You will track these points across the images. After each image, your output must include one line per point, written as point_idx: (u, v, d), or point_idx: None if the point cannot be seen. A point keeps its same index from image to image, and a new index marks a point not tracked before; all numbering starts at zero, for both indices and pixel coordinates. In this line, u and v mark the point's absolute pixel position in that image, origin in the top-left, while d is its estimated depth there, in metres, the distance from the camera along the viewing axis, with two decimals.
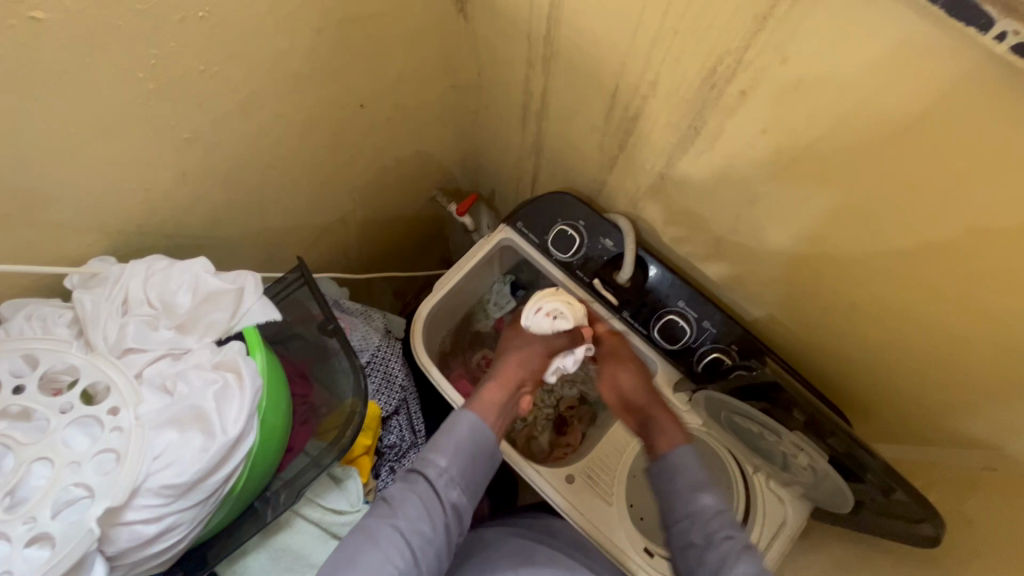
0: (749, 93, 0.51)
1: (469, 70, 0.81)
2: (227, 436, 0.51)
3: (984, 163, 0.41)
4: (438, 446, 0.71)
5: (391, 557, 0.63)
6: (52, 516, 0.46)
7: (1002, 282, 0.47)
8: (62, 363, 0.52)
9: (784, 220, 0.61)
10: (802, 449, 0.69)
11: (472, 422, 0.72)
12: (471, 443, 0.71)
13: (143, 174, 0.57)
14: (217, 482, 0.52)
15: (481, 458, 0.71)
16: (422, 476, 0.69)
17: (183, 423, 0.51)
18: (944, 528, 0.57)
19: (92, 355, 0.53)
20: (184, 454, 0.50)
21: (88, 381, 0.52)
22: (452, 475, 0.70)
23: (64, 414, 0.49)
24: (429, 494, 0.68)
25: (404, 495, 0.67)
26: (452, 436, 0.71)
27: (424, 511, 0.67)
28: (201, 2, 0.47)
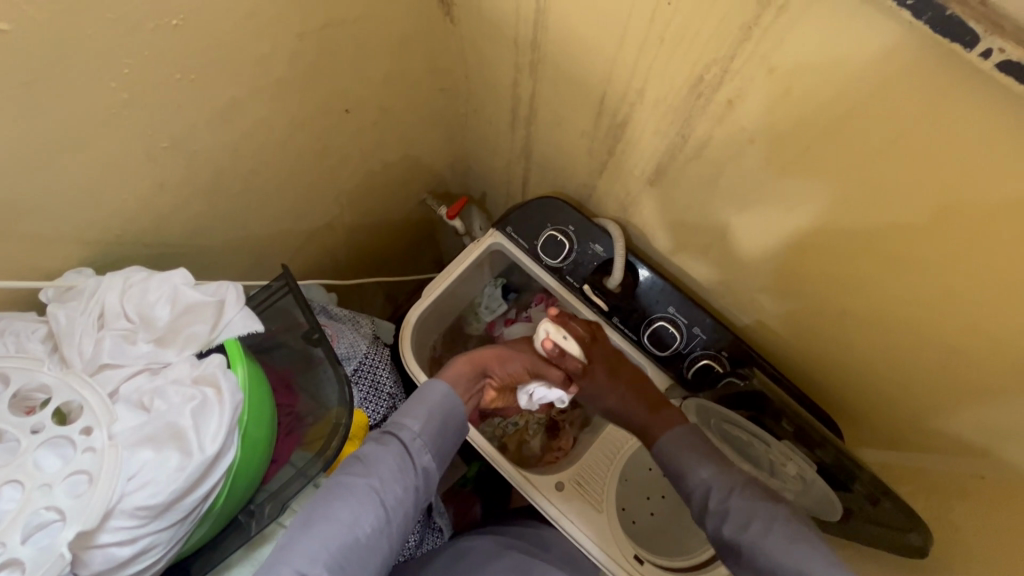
0: (736, 102, 0.50)
1: (457, 73, 0.80)
2: (205, 454, 0.51)
3: (969, 177, 0.40)
4: (411, 411, 0.69)
5: (361, 516, 0.61)
6: (22, 541, 0.45)
7: (988, 294, 0.47)
8: (35, 382, 0.51)
9: (773, 229, 0.61)
10: (791, 459, 0.70)
11: (445, 388, 0.71)
12: (444, 408, 0.70)
13: (119, 184, 0.56)
14: (196, 500, 0.52)
15: (453, 419, 0.71)
16: (395, 438, 0.67)
17: (160, 441, 0.51)
18: (931, 537, 0.56)
19: (66, 373, 0.51)
20: (160, 474, 0.50)
21: (61, 400, 0.50)
22: (426, 437, 0.69)
23: (37, 435, 0.48)
24: (403, 456, 0.66)
25: (378, 455, 0.65)
26: (424, 400, 0.70)
27: (398, 472, 0.65)
28: (175, 10, 0.46)
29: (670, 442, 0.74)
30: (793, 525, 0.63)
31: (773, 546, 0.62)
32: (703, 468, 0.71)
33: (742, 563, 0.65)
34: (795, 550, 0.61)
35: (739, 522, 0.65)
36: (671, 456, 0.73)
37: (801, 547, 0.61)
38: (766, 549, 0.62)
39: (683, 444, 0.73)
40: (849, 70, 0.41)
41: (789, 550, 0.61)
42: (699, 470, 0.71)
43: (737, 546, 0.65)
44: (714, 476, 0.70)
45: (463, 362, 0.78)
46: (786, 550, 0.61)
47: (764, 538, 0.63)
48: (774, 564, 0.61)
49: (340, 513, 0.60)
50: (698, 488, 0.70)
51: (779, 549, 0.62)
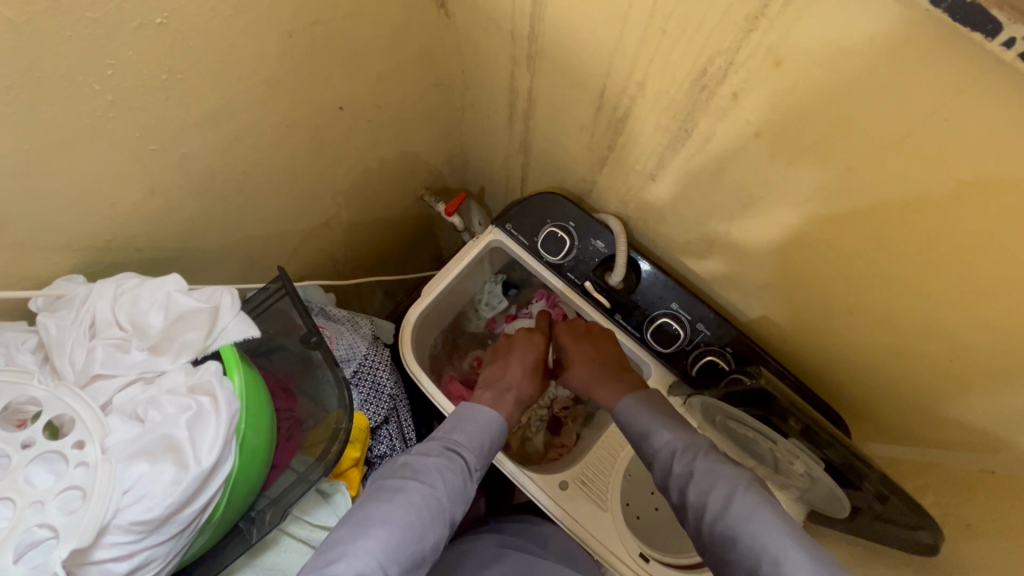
0: (741, 95, 0.49)
1: (453, 67, 0.78)
2: (201, 466, 0.50)
3: (985, 171, 0.39)
4: (469, 430, 0.73)
5: (428, 525, 0.62)
6: (15, 560, 0.44)
7: (1005, 289, 0.45)
8: (23, 396, 0.50)
9: (778, 223, 0.59)
10: (797, 457, 0.67)
11: (498, 417, 0.77)
12: (497, 439, 0.76)
13: (108, 189, 0.54)
14: (193, 513, 0.51)
15: (498, 448, 0.76)
16: (459, 456, 0.70)
17: (155, 453, 0.50)
18: (942, 536, 0.55)
19: (56, 386, 0.50)
20: (155, 487, 0.49)
21: (51, 414, 0.49)
22: (482, 461, 0.72)
23: (27, 450, 0.47)
24: (465, 476, 0.69)
25: (446, 471, 0.68)
26: (483, 423, 0.74)
27: (458, 492, 0.68)
28: (159, 8, 0.44)
29: (630, 405, 0.76)
30: (751, 493, 0.62)
31: (736, 514, 0.61)
32: (668, 431, 0.71)
33: (701, 530, 0.64)
34: (758, 516, 0.60)
35: (702, 485, 0.65)
36: (632, 417, 0.75)
37: (763, 515, 0.60)
38: (727, 514, 0.61)
39: (647, 407, 0.75)
40: (859, 62, 0.39)
41: (751, 516, 0.60)
42: (661, 435, 0.71)
43: (698, 509, 0.64)
44: (679, 439, 0.70)
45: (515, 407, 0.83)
46: (747, 517, 0.60)
47: (726, 504, 0.62)
48: (736, 531, 0.60)
49: (414, 518, 0.61)
50: (662, 449, 0.70)
51: (742, 516, 0.60)
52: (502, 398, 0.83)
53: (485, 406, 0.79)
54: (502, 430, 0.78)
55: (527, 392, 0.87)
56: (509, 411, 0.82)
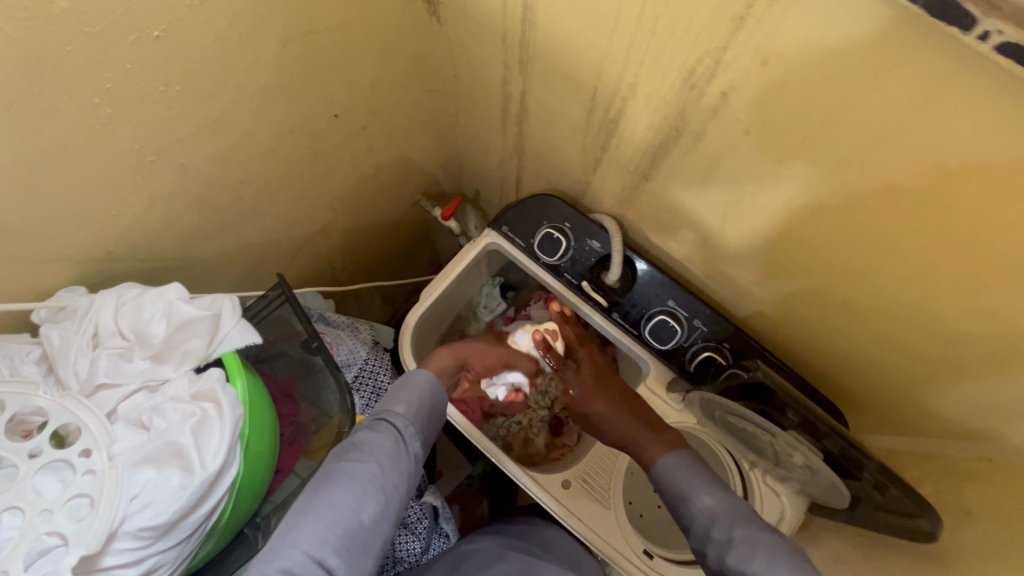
0: (730, 94, 0.50)
1: (445, 73, 0.79)
2: (207, 471, 0.50)
3: (968, 161, 0.40)
4: (396, 396, 0.69)
5: (363, 497, 0.59)
6: (25, 568, 0.44)
7: (995, 277, 0.46)
8: (30, 406, 0.50)
9: (769, 220, 0.61)
10: (797, 449, 0.68)
11: (428, 375, 0.72)
12: (429, 395, 0.71)
13: (109, 200, 0.55)
14: (200, 518, 0.51)
15: (437, 404, 0.72)
16: (388, 423, 0.67)
17: (161, 459, 0.50)
18: (940, 523, 0.56)
19: (62, 396, 0.50)
20: (162, 494, 0.49)
21: (57, 423, 0.49)
22: (415, 422, 0.68)
23: (34, 459, 0.47)
24: (397, 439, 0.65)
25: (373, 438, 0.64)
26: (409, 385, 0.70)
27: (394, 455, 0.64)
28: (156, 22, 0.45)
29: (681, 459, 0.70)
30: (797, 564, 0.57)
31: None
32: (709, 494, 0.66)
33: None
34: None
35: (742, 551, 0.60)
36: (674, 474, 0.69)
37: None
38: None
39: (685, 466, 0.70)
40: (842, 59, 0.40)
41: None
42: (704, 499, 0.65)
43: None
44: (720, 503, 0.65)
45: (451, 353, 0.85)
46: None
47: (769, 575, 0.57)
48: None
49: (343, 497, 0.58)
50: (701, 513, 0.65)
51: None
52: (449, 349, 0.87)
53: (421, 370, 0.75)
54: (439, 388, 0.74)
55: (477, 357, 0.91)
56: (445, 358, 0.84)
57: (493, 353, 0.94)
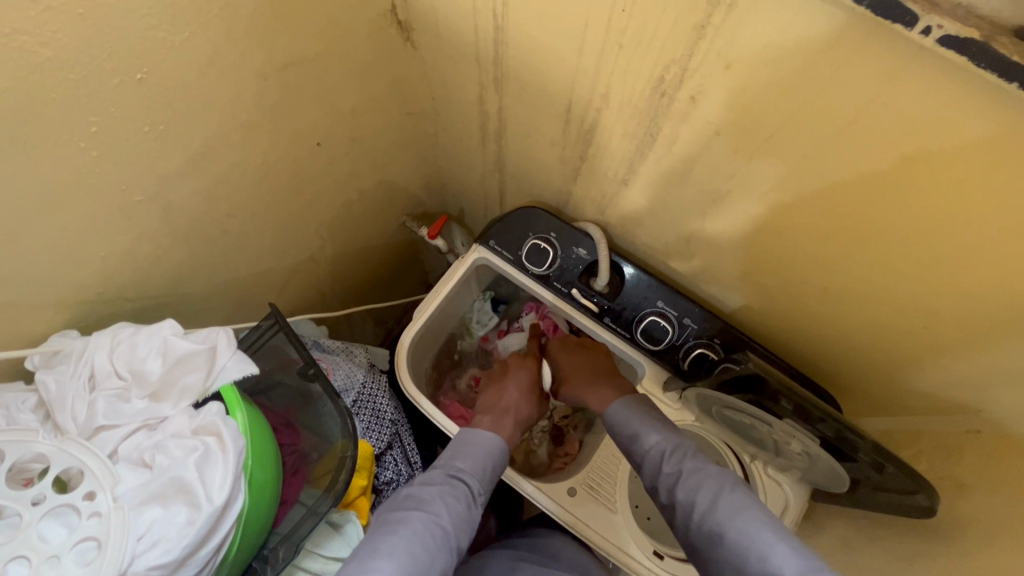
0: (699, 98, 0.52)
1: (422, 95, 0.81)
2: (213, 504, 0.50)
3: (925, 145, 0.42)
4: (470, 454, 0.73)
5: (435, 555, 0.61)
6: None
7: (965, 251, 0.48)
8: (30, 453, 0.49)
9: (748, 216, 0.62)
10: (795, 436, 0.68)
11: (496, 437, 0.77)
12: (497, 460, 0.76)
13: (97, 241, 0.55)
14: (209, 553, 0.51)
15: (496, 466, 0.75)
16: (461, 482, 0.70)
17: (166, 496, 0.50)
18: (938, 498, 0.57)
19: (63, 440, 0.50)
20: (169, 531, 0.48)
21: (59, 468, 0.49)
22: (482, 486, 0.72)
23: (38, 506, 0.47)
24: (467, 501, 0.69)
25: (449, 497, 0.68)
26: (478, 444, 0.74)
27: (462, 517, 0.67)
28: (139, 64, 0.46)
29: (629, 404, 0.77)
30: (740, 490, 0.62)
31: (725, 506, 0.60)
32: (657, 432, 0.72)
33: (688, 528, 0.63)
34: (745, 513, 0.59)
35: (689, 481, 0.65)
36: (620, 423, 0.76)
37: (751, 513, 0.59)
38: (715, 507, 0.61)
39: (636, 411, 0.76)
40: (800, 60, 0.42)
41: (741, 512, 0.59)
42: (653, 441, 0.72)
43: (685, 507, 0.64)
44: (667, 440, 0.71)
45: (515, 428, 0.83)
46: (736, 513, 0.59)
47: (715, 499, 0.62)
48: (724, 526, 0.59)
49: (422, 548, 0.60)
50: (653, 452, 0.71)
51: (730, 512, 0.60)
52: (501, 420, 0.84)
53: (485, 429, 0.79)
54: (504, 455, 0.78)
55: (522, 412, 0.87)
56: (510, 432, 0.82)
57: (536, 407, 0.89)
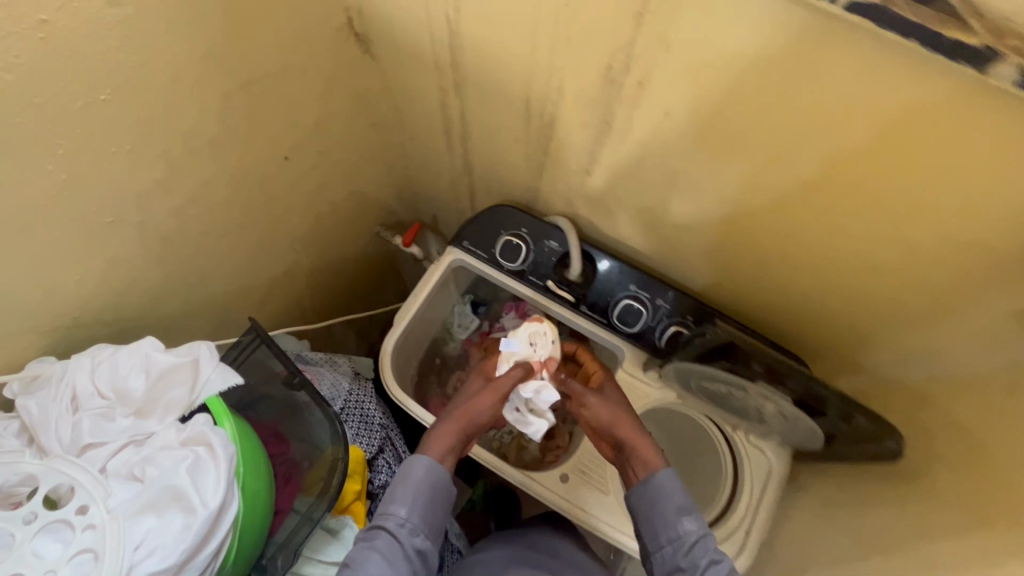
0: (646, 82, 0.55)
1: (385, 105, 0.83)
2: (209, 509, 0.50)
3: (850, 105, 0.46)
4: (395, 495, 0.64)
5: None
6: None
7: (901, 205, 0.52)
8: (18, 474, 0.49)
9: (703, 193, 0.66)
10: (768, 398, 0.72)
11: (424, 465, 0.64)
12: (430, 483, 0.64)
13: (71, 264, 0.55)
14: (208, 557, 0.51)
15: (442, 499, 0.65)
16: (383, 528, 0.62)
17: (161, 505, 0.50)
18: (903, 440, 0.62)
19: (50, 458, 0.49)
20: (167, 537, 0.49)
21: (49, 486, 0.48)
22: (413, 519, 0.63)
23: (30, 524, 0.46)
24: (391, 545, 0.61)
25: (365, 552, 0.61)
26: (408, 482, 0.64)
27: (388, 564, 0.60)
28: (103, 85, 0.47)
29: (679, 483, 0.64)
30: None
31: None
32: (692, 519, 0.62)
33: None
34: None
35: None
36: (648, 494, 0.64)
37: None
38: None
39: (673, 489, 0.63)
40: (732, 37, 0.46)
41: None
42: (687, 522, 0.62)
43: None
44: (703, 531, 0.62)
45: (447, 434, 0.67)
46: None
47: None
48: None
49: None
50: (685, 537, 0.62)
51: None
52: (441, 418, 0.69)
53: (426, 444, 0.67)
54: (443, 469, 0.65)
55: (475, 412, 0.68)
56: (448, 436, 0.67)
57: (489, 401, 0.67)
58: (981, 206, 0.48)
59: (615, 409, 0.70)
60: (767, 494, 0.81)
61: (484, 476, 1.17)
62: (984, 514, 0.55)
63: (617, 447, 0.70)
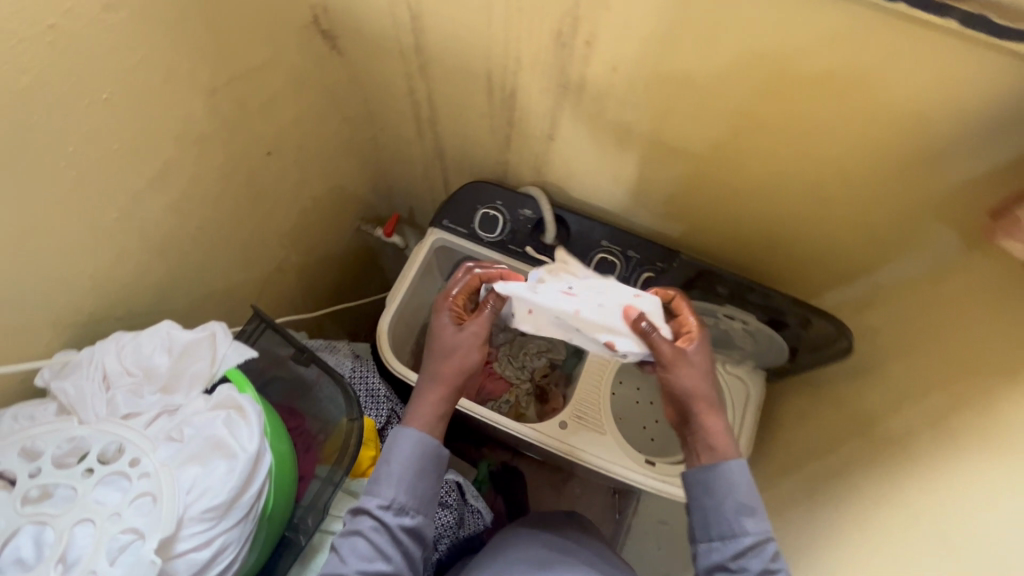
0: (592, 42, 0.62)
1: (355, 99, 0.88)
2: (248, 452, 0.54)
3: (766, 39, 0.54)
4: (380, 477, 0.65)
5: None
6: (110, 565, 0.48)
7: (821, 127, 0.61)
8: (67, 441, 0.54)
9: (655, 142, 0.73)
10: (736, 317, 0.84)
11: (413, 441, 0.65)
12: (414, 459, 0.65)
13: (82, 261, 0.59)
14: (253, 496, 0.55)
15: (429, 473, 0.66)
16: (366, 510, 0.64)
17: (203, 455, 0.54)
18: (853, 338, 0.76)
19: (97, 423, 0.55)
20: (213, 480, 0.53)
21: (99, 446, 0.54)
22: (400, 500, 0.64)
23: (89, 477, 0.52)
24: (377, 527, 0.62)
25: (349, 535, 0.62)
26: (392, 460, 0.65)
27: (375, 546, 0.62)
28: (104, 85, 0.52)
29: (746, 480, 0.63)
30: None
31: None
32: (754, 520, 0.61)
33: None
34: None
35: None
36: (710, 482, 0.63)
37: None
38: None
39: (736, 480, 0.62)
40: None
41: None
42: (747, 522, 0.61)
43: None
44: (763, 537, 0.61)
45: (432, 400, 0.68)
46: None
47: None
48: None
49: None
50: (740, 538, 0.61)
51: None
52: (424, 384, 0.69)
53: (413, 416, 0.68)
54: (428, 439, 0.66)
55: (456, 371, 0.69)
56: (434, 401, 0.68)
57: (469, 356, 0.69)
58: (885, 117, 0.57)
59: (695, 378, 0.65)
60: (747, 416, 0.87)
61: (486, 457, 1.22)
62: (927, 386, 0.64)
63: (685, 417, 0.67)
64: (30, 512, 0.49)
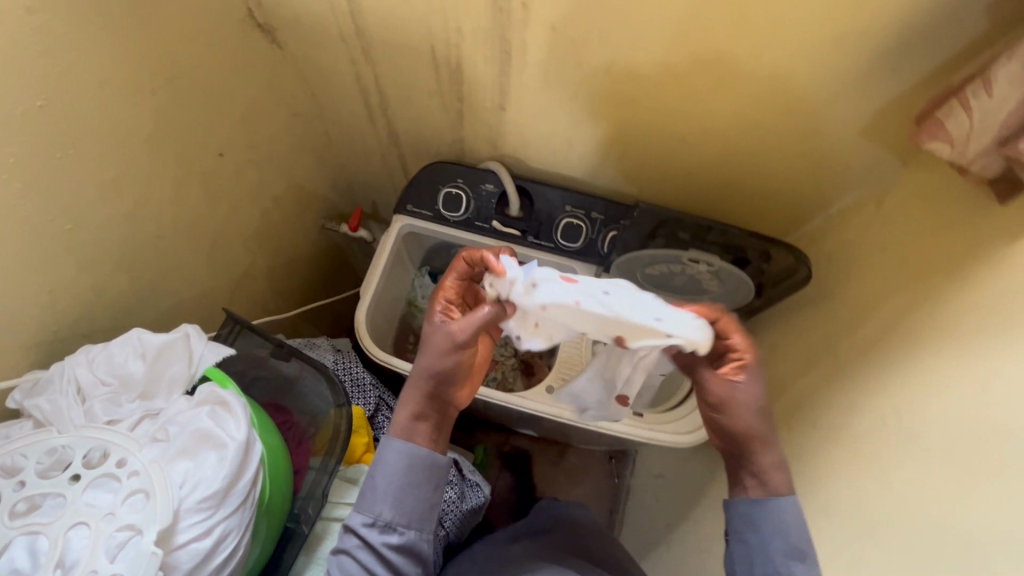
0: (528, 3, 0.62)
1: (302, 92, 0.88)
2: (237, 440, 0.55)
3: None
4: (369, 491, 0.64)
5: None
6: (110, 562, 0.49)
7: (756, 66, 0.63)
8: (50, 452, 0.54)
9: (603, 100, 0.75)
10: (702, 260, 0.85)
11: (396, 454, 0.64)
12: (401, 470, 0.64)
13: (37, 277, 0.58)
14: (248, 483, 0.55)
15: (419, 486, 0.64)
16: (356, 523, 0.64)
17: (192, 449, 0.55)
18: (812, 266, 0.80)
19: (77, 431, 0.55)
20: (205, 471, 0.53)
21: (83, 452, 0.54)
22: (388, 518, 0.63)
23: (78, 483, 0.52)
24: (365, 544, 0.63)
25: (339, 550, 0.63)
26: (380, 473, 0.64)
27: (363, 564, 0.62)
28: (37, 92, 0.51)
29: (797, 523, 0.62)
30: None
31: None
32: (804, 565, 0.60)
33: None
34: None
35: None
36: (755, 520, 0.63)
37: None
38: None
39: (785, 522, 0.61)
40: None
41: None
42: (795, 566, 0.61)
43: None
44: None
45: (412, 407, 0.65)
46: None
47: None
48: None
49: None
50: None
51: None
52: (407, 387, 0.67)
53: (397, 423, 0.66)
54: (416, 449, 0.64)
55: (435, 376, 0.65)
56: (414, 408, 0.65)
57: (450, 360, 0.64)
58: (813, 47, 0.59)
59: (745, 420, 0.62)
60: None
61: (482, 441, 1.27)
62: (882, 299, 0.68)
63: (736, 451, 0.64)
64: (22, 523, 0.50)
